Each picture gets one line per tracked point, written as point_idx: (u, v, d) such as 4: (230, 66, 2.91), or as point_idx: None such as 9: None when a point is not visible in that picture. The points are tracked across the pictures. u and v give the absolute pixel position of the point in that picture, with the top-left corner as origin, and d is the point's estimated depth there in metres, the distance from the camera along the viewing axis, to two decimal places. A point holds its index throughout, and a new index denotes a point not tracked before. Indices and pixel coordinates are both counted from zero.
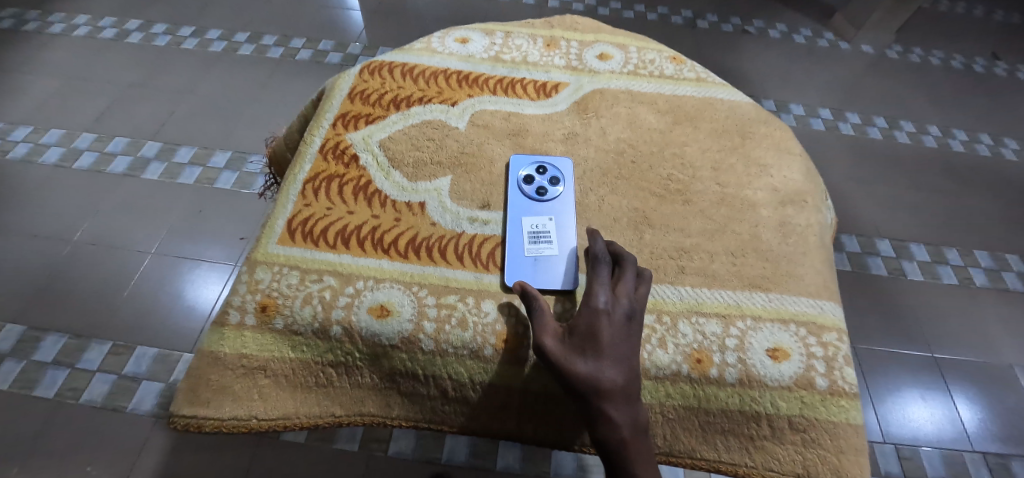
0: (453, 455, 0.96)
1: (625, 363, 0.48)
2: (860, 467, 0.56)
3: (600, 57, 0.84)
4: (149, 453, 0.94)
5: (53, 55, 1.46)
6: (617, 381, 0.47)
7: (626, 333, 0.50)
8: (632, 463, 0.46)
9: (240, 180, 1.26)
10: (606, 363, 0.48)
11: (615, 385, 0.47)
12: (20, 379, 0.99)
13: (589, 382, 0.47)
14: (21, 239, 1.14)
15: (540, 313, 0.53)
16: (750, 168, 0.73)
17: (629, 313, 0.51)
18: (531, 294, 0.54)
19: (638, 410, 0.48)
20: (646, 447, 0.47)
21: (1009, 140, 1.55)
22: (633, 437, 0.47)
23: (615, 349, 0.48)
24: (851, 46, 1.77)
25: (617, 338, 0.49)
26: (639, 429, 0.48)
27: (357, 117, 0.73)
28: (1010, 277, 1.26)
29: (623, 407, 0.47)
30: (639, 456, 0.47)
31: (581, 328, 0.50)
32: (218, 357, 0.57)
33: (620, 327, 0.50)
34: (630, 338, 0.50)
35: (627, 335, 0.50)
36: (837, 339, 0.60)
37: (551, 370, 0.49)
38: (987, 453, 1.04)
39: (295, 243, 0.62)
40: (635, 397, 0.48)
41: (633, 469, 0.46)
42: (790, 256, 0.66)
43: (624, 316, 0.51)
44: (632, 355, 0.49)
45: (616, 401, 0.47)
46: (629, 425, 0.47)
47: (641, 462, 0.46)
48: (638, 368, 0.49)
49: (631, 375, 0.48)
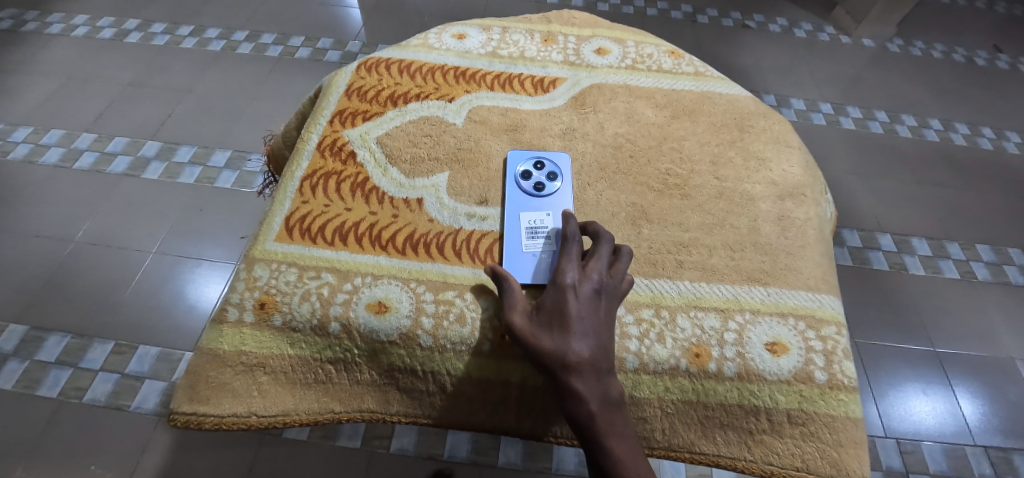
0: (455, 451, 0.96)
1: (593, 337, 0.48)
2: (859, 460, 0.56)
3: (598, 52, 0.83)
4: (153, 451, 0.94)
5: (52, 55, 1.46)
6: (583, 355, 0.47)
7: (594, 308, 0.50)
8: (603, 436, 0.46)
9: (240, 179, 1.26)
10: (571, 337, 0.48)
11: (581, 359, 0.47)
12: (24, 379, 0.99)
13: (555, 357, 0.47)
14: (22, 239, 1.14)
15: (510, 292, 0.54)
16: (749, 162, 0.72)
17: (598, 288, 0.51)
18: (502, 277, 0.55)
19: (609, 383, 0.48)
20: (619, 421, 0.47)
21: (1011, 133, 1.54)
22: (603, 411, 0.47)
23: (582, 324, 0.48)
24: (851, 40, 1.76)
25: (584, 313, 0.49)
26: (610, 403, 0.47)
27: (354, 113, 0.73)
28: (1011, 270, 1.26)
29: (591, 381, 0.47)
30: (610, 428, 0.46)
31: (548, 305, 0.50)
32: (218, 354, 0.57)
33: (587, 302, 0.50)
34: (598, 314, 0.50)
35: (595, 310, 0.50)
36: (837, 333, 0.60)
37: (521, 348, 0.50)
38: (989, 447, 1.04)
39: (293, 240, 0.62)
40: (605, 371, 0.48)
41: (604, 442, 0.46)
42: (789, 250, 0.65)
43: (592, 292, 0.51)
44: (601, 329, 0.49)
45: (583, 375, 0.47)
46: (597, 399, 0.47)
47: (611, 434, 0.46)
48: (608, 342, 0.49)
49: (600, 349, 0.48)
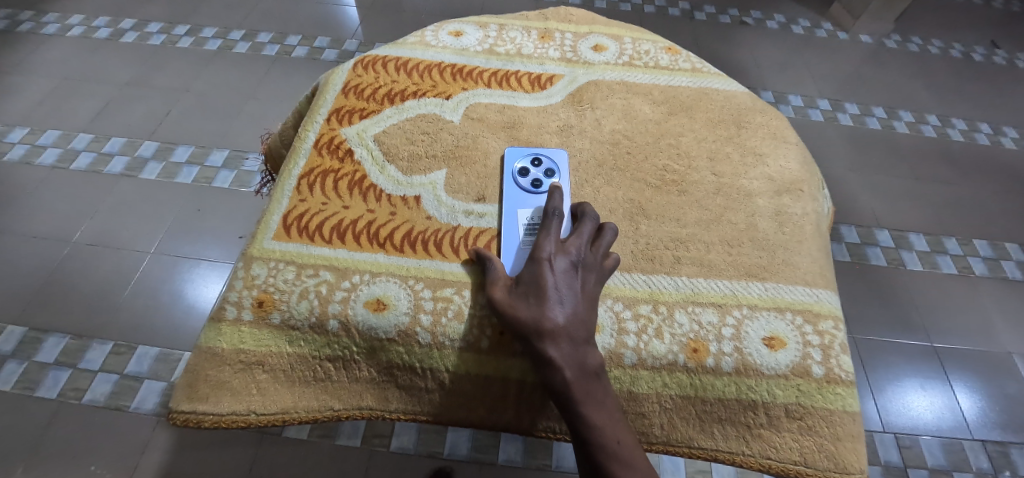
0: (455, 449, 0.97)
1: (567, 306, 0.51)
2: (856, 453, 0.56)
3: (595, 49, 0.83)
4: (152, 451, 0.94)
5: (48, 56, 1.46)
6: (557, 324, 0.49)
7: (570, 281, 0.52)
8: (579, 402, 0.48)
9: (238, 178, 1.26)
10: (546, 306, 0.50)
11: (555, 327, 0.49)
12: (22, 381, 0.99)
13: (530, 326, 0.50)
14: (20, 240, 1.14)
15: (494, 270, 0.57)
16: (746, 157, 0.73)
17: (575, 262, 0.54)
18: (487, 258, 0.59)
19: (584, 351, 0.50)
20: (596, 388, 0.49)
21: (1008, 128, 1.55)
22: (579, 378, 0.49)
23: (558, 294, 0.51)
24: (849, 36, 1.77)
25: (560, 285, 0.51)
26: (586, 371, 0.49)
27: (351, 111, 0.73)
28: (1009, 265, 1.26)
29: (566, 349, 0.49)
30: (586, 394, 0.48)
31: (526, 278, 0.53)
32: (216, 353, 0.57)
33: (563, 275, 0.52)
34: (574, 286, 0.52)
35: (571, 282, 0.52)
36: (834, 327, 0.61)
37: (501, 319, 0.53)
38: (986, 441, 1.04)
39: (290, 238, 0.63)
40: (581, 340, 0.50)
41: (580, 408, 0.48)
42: (786, 245, 0.66)
43: (568, 265, 0.53)
44: (577, 300, 0.51)
45: (558, 342, 0.49)
46: (573, 366, 0.49)
47: (587, 400, 0.48)
48: (584, 313, 0.51)
49: (575, 318, 0.50)
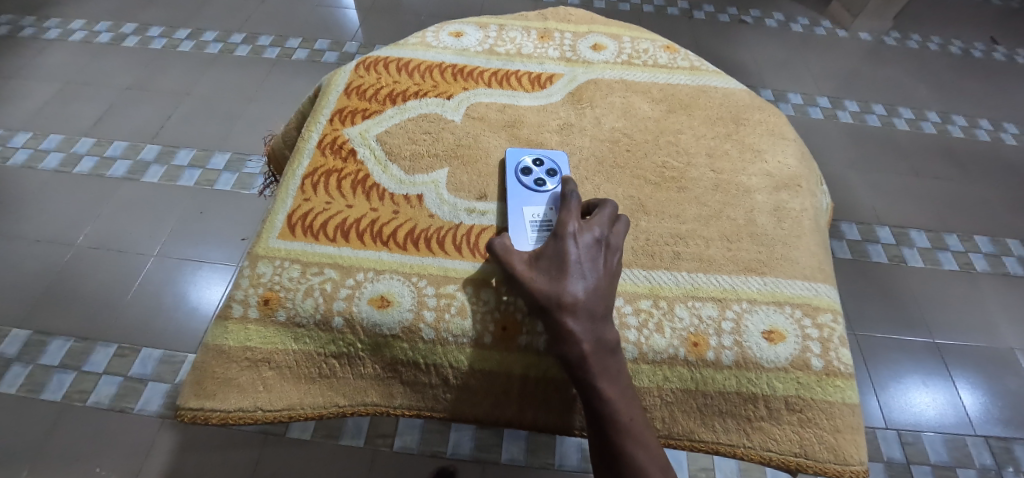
0: (458, 448, 0.97)
1: (589, 282, 0.51)
2: (855, 445, 0.57)
3: (594, 48, 0.84)
4: (157, 452, 0.95)
5: (50, 61, 1.47)
6: (578, 298, 0.50)
7: (592, 257, 0.53)
8: (596, 378, 0.49)
9: (240, 181, 1.27)
10: (568, 280, 0.51)
11: (576, 301, 0.50)
12: (27, 383, 1.00)
13: (552, 298, 0.51)
14: (23, 244, 1.15)
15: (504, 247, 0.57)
16: (744, 154, 0.73)
17: (597, 240, 0.55)
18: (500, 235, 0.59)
19: (604, 328, 0.50)
20: (612, 364, 0.50)
21: (1008, 124, 1.55)
22: (597, 353, 0.50)
23: (580, 270, 0.52)
24: (848, 34, 1.77)
25: (582, 262, 0.52)
26: (604, 347, 0.50)
27: (353, 112, 0.74)
28: (1010, 261, 1.27)
29: (585, 323, 0.50)
30: (604, 369, 0.50)
31: (546, 253, 0.54)
32: (223, 350, 0.58)
33: (586, 252, 0.53)
34: (596, 263, 0.53)
35: (594, 259, 0.53)
36: (833, 320, 0.61)
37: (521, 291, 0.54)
38: (989, 437, 1.05)
39: (296, 237, 0.63)
40: (601, 316, 0.51)
41: (596, 382, 0.49)
42: (784, 240, 0.66)
43: (591, 243, 0.54)
44: (599, 276, 0.52)
45: (578, 316, 0.50)
46: (591, 341, 0.50)
47: (603, 375, 0.50)
48: (605, 289, 0.52)
49: (596, 293, 0.51)
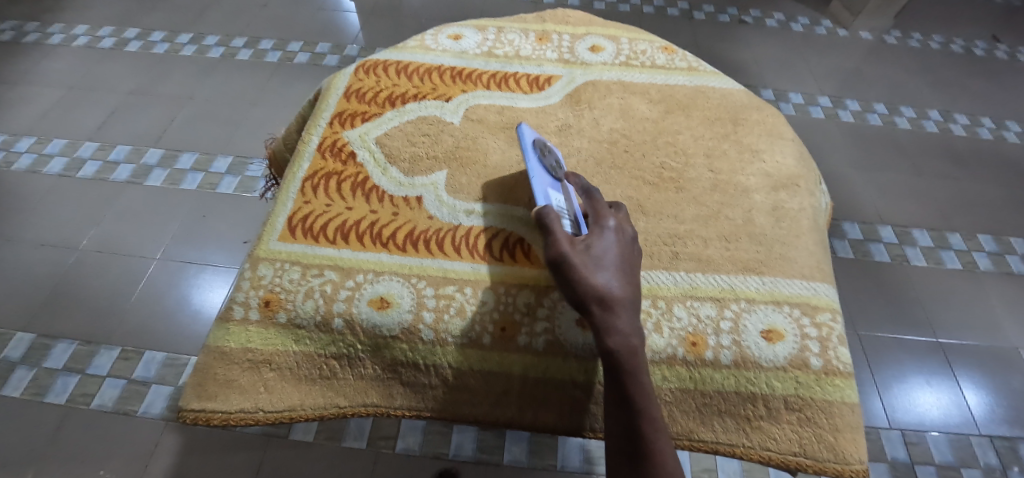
0: (460, 450, 0.98)
1: (631, 278, 0.53)
2: (855, 444, 0.57)
3: (592, 49, 0.85)
4: (161, 454, 0.95)
5: (54, 66, 1.48)
6: (625, 293, 0.51)
7: (630, 254, 0.55)
8: (639, 372, 0.49)
9: (243, 184, 1.28)
10: (616, 274, 0.52)
11: (624, 296, 0.51)
12: (32, 386, 1.00)
13: (602, 291, 0.50)
14: (28, 248, 1.16)
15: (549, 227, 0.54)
16: (742, 154, 0.73)
17: (630, 238, 0.56)
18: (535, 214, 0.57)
19: (643, 324, 0.52)
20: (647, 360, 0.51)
21: (1010, 123, 1.55)
22: (640, 349, 0.50)
23: (624, 264, 0.53)
24: (849, 33, 1.77)
25: (624, 257, 0.54)
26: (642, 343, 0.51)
27: (353, 115, 0.74)
28: (1013, 260, 1.26)
29: (631, 318, 0.51)
30: (640, 365, 0.49)
31: (593, 244, 0.53)
32: (225, 352, 0.59)
33: (625, 247, 0.55)
34: (633, 259, 0.55)
35: (631, 256, 0.55)
36: (831, 319, 0.62)
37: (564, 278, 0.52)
38: (994, 436, 1.04)
39: (296, 239, 0.64)
40: (640, 313, 0.52)
41: (638, 377, 0.49)
42: (783, 240, 0.66)
43: (627, 240, 0.56)
44: (636, 273, 0.54)
45: (626, 310, 0.50)
46: (636, 336, 0.50)
47: (642, 371, 0.50)
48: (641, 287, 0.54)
49: (637, 290, 0.53)
